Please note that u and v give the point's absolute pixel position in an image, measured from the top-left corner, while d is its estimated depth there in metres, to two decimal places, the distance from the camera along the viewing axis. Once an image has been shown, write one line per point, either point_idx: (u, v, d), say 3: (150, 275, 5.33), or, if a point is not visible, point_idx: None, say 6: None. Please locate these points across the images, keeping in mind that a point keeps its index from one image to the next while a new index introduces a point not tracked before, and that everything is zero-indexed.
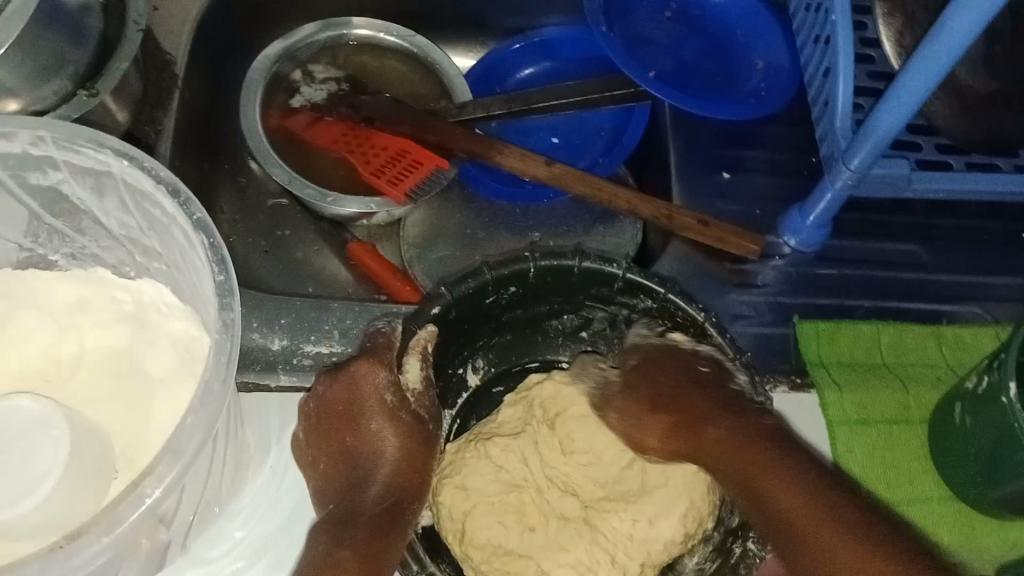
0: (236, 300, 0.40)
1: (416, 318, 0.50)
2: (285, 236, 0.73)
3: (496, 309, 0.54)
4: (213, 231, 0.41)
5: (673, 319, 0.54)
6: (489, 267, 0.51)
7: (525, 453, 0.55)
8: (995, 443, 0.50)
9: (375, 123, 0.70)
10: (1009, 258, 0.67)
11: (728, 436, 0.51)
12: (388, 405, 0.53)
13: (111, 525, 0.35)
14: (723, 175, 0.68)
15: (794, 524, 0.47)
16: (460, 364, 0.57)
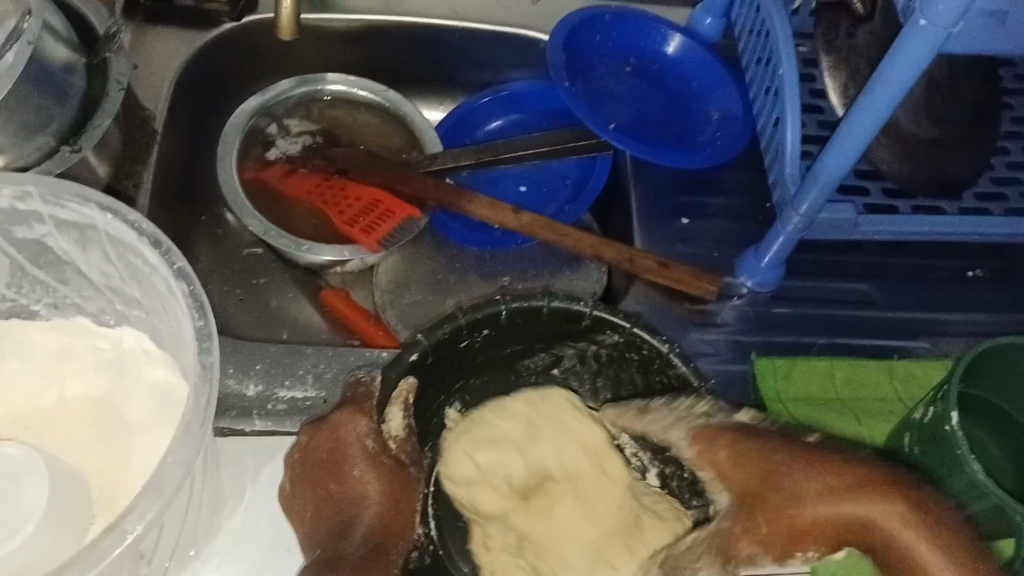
0: (215, 344, 0.41)
1: (391, 365, 0.51)
2: (261, 283, 0.74)
3: (469, 354, 0.56)
4: (192, 278, 0.43)
5: (640, 353, 0.55)
6: (462, 312, 0.53)
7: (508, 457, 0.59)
8: (941, 471, 0.52)
9: (348, 174, 0.73)
10: (956, 294, 0.70)
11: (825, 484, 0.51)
12: (370, 451, 0.51)
13: (94, 561, 0.36)
14: (683, 219, 0.71)
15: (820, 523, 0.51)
16: (438, 409, 0.57)
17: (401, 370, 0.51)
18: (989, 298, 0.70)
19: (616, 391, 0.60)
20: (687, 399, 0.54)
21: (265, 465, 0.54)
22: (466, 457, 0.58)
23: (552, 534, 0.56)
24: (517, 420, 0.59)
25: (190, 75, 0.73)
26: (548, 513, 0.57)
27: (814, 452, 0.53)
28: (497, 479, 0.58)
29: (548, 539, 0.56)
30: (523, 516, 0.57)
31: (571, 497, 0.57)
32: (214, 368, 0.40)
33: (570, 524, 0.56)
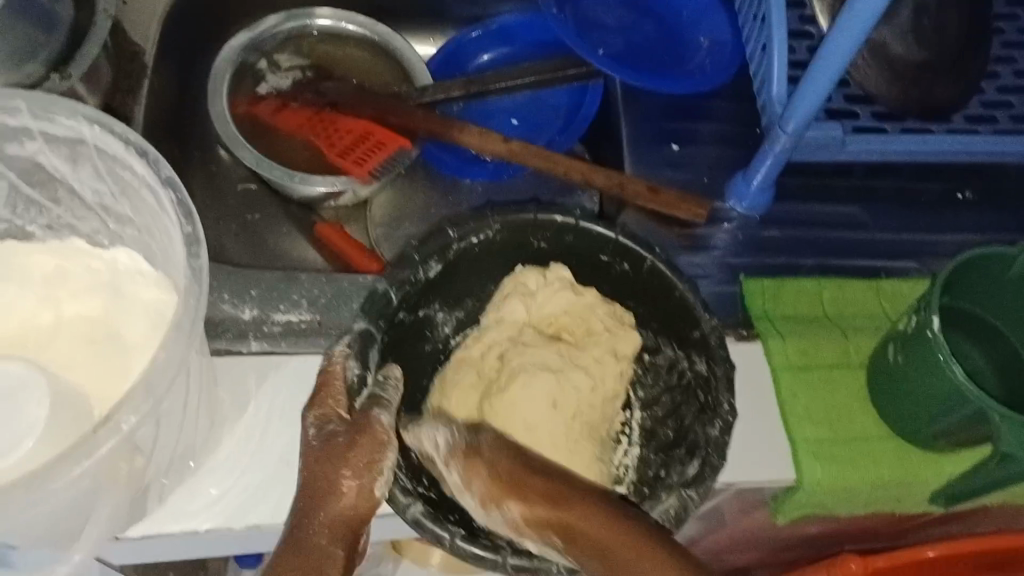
0: (203, 248, 0.42)
1: (503, 214, 0.56)
2: (255, 219, 0.75)
3: (590, 250, 0.58)
4: (180, 186, 0.43)
5: (711, 394, 0.53)
6: (593, 231, 0.57)
7: (567, 305, 0.59)
8: (926, 378, 0.53)
9: (339, 107, 0.73)
10: (945, 215, 0.70)
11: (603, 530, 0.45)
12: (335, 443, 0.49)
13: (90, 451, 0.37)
14: (673, 145, 0.71)
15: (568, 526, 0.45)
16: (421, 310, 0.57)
17: (483, 225, 0.56)
18: (977, 218, 0.70)
19: (665, 417, 0.58)
20: (711, 420, 0.53)
21: (252, 395, 0.56)
22: (521, 301, 0.59)
23: (523, 380, 0.56)
24: (565, 296, 0.58)
25: (177, 8, 0.73)
26: (532, 357, 0.57)
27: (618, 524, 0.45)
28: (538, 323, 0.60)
29: (525, 386, 0.55)
30: (529, 351, 0.57)
31: (573, 356, 0.58)
32: (202, 270, 0.41)
33: (540, 400, 0.55)
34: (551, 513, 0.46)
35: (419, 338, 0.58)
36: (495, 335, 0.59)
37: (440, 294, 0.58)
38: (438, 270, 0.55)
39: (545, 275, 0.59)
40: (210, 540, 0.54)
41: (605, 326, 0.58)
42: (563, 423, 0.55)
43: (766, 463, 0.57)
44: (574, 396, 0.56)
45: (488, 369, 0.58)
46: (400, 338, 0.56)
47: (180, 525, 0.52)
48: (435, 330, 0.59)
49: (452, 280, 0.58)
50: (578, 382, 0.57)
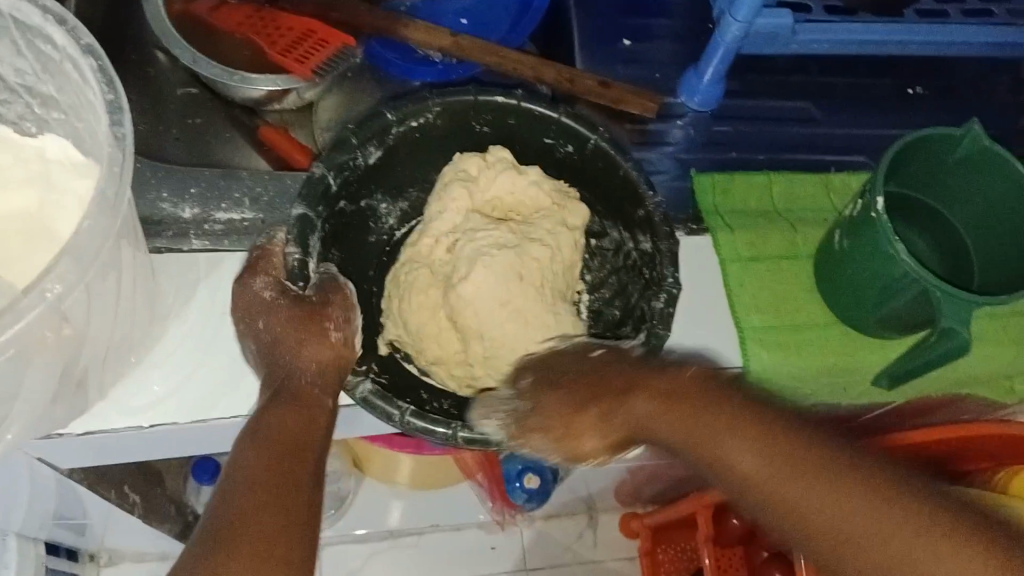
0: (127, 116, 0.40)
1: (444, 96, 0.55)
2: (197, 124, 0.72)
3: (531, 130, 0.58)
4: (102, 54, 0.41)
5: (658, 269, 0.53)
6: (536, 112, 0.56)
7: (512, 184, 0.59)
8: (870, 261, 0.53)
9: (279, 4, 0.70)
10: (896, 111, 0.70)
11: (654, 405, 0.47)
12: (276, 304, 0.51)
13: (14, 319, 0.36)
14: (625, 41, 0.70)
15: (656, 427, 0.47)
16: (365, 201, 0.57)
17: (424, 109, 0.55)
18: (927, 113, 0.70)
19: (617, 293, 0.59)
20: (659, 291, 0.52)
21: (197, 289, 0.55)
22: (463, 187, 0.59)
23: (473, 254, 0.57)
24: (511, 179, 0.59)
25: None
26: (482, 239, 0.58)
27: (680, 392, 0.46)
28: (485, 209, 0.60)
29: (477, 270, 0.56)
30: (483, 231, 0.58)
31: (525, 233, 0.58)
32: (126, 137, 0.39)
33: (503, 277, 0.56)
34: (618, 427, 0.48)
35: (363, 228, 0.58)
36: (439, 227, 0.59)
37: (381, 184, 0.58)
38: (378, 155, 0.55)
39: (485, 159, 0.59)
40: (159, 438, 0.54)
41: (552, 202, 0.59)
42: (523, 295, 0.56)
43: (721, 349, 0.58)
44: (535, 269, 0.57)
45: (440, 262, 0.58)
46: (342, 228, 0.55)
47: (128, 422, 0.51)
48: (379, 220, 0.60)
49: (392, 164, 0.58)
50: (538, 256, 0.57)
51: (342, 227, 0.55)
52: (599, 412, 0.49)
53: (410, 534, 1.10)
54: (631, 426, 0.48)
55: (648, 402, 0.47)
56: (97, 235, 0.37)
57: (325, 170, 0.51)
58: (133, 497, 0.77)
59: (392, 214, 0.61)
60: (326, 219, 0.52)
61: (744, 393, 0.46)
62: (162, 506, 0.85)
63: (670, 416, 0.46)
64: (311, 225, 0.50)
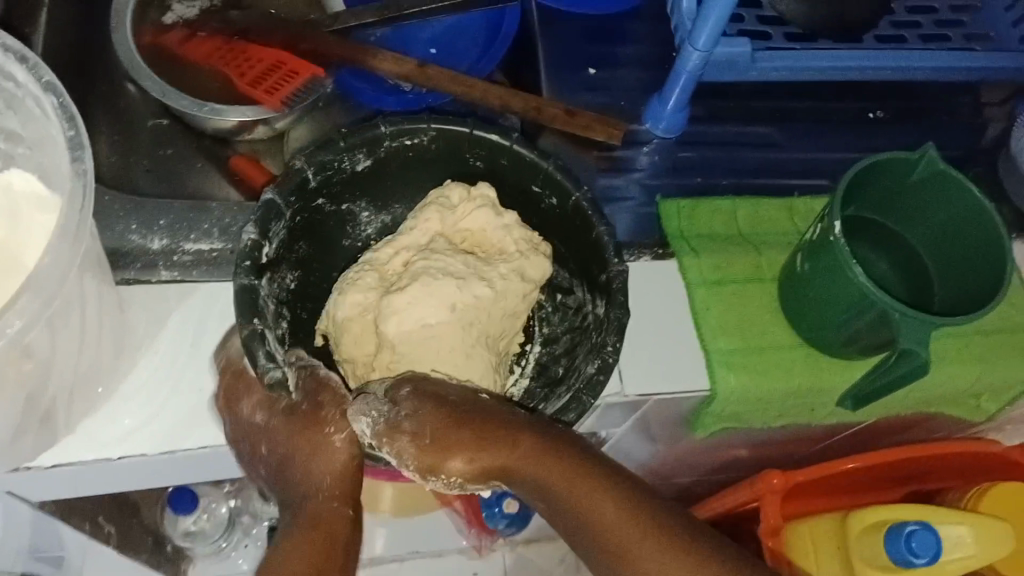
0: (88, 152, 0.40)
1: (439, 122, 0.56)
2: (168, 155, 0.73)
3: (522, 176, 0.58)
4: (62, 90, 0.41)
5: (601, 335, 0.53)
6: (527, 158, 0.56)
7: (481, 223, 0.59)
8: (831, 284, 0.54)
9: (249, 36, 0.71)
10: (856, 134, 0.71)
11: (532, 450, 0.48)
12: (267, 409, 0.52)
13: None
14: (590, 69, 0.71)
15: (531, 473, 0.48)
16: (346, 204, 0.59)
17: (417, 130, 0.56)
18: (887, 137, 0.72)
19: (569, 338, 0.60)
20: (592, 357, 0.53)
21: (168, 320, 0.55)
22: (437, 212, 0.60)
23: (418, 294, 0.55)
24: (478, 218, 0.59)
25: None
26: (426, 272, 0.57)
27: (552, 443, 0.48)
28: (450, 236, 0.60)
29: (418, 306, 0.55)
30: (426, 263, 0.57)
31: (480, 269, 0.58)
32: (87, 171, 0.39)
33: (437, 308, 0.55)
34: (486, 458, 0.48)
35: (339, 231, 0.61)
36: (407, 241, 0.60)
37: (367, 192, 0.60)
38: (366, 163, 0.57)
39: (469, 192, 0.60)
40: (130, 469, 0.54)
41: (518, 248, 0.59)
42: (466, 337, 0.56)
43: (676, 373, 0.58)
44: (472, 306, 0.56)
45: (390, 274, 0.59)
46: (315, 224, 0.57)
47: (96, 455, 0.51)
48: (356, 227, 0.62)
49: (381, 177, 0.60)
50: (480, 298, 0.57)
51: (314, 221, 0.57)
52: (475, 441, 0.48)
53: (391, 560, 1.11)
54: (499, 466, 0.49)
55: (524, 447, 0.48)
56: (57, 268, 0.37)
57: (304, 165, 0.53)
58: (108, 528, 0.76)
59: (370, 228, 0.63)
60: (294, 209, 0.54)
61: (599, 457, 0.49)
62: (138, 538, 0.85)
63: (541, 465, 0.47)
64: (274, 212, 0.52)
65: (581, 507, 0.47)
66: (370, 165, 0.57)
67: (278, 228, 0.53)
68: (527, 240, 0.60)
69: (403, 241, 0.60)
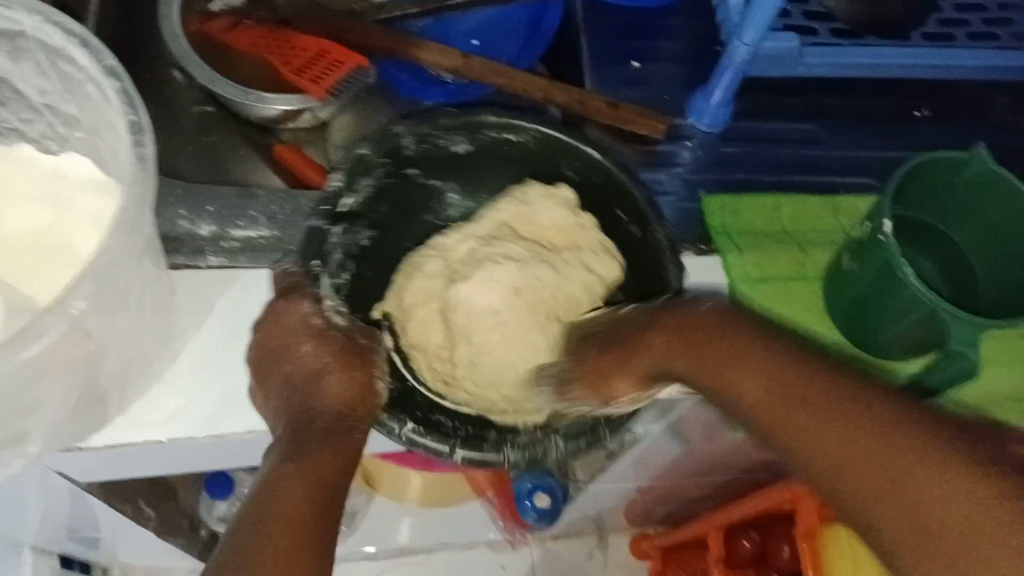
0: (149, 138, 0.41)
1: (543, 125, 0.57)
2: (213, 142, 0.73)
3: (603, 188, 0.59)
4: (125, 76, 0.42)
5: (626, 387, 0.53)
6: (620, 181, 0.57)
7: (557, 225, 0.60)
8: (878, 283, 0.54)
9: (293, 25, 0.71)
10: (902, 132, 0.70)
11: (670, 343, 0.51)
12: (316, 328, 0.52)
13: (39, 334, 0.37)
14: (633, 63, 0.70)
15: (683, 370, 0.51)
16: (435, 180, 0.60)
17: (520, 127, 0.57)
18: (933, 135, 0.71)
19: None
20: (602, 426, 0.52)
21: (213, 308, 0.56)
22: (516, 206, 0.60)
23: (481, 279, 0.59)
24: (554, 218, 0.60)
25: None
26: (485, 261, 0.60)
27: (698, 328, 0.51)
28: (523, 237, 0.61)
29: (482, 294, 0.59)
30: (487, 249, 0.60)
31: (541, 255, 0.61)
32: (150, 159, 0.40)
33: (500, 292, 0.59)
34: (638, 373, 0.53)
35: (423, 204, 0.61)
36: (478, 229, 0.62)
37: (458, 174, 0.61)
38: (464, 148, 0.58)
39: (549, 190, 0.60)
40: (175, 452, 0.54)
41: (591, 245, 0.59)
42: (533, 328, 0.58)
43: None
44: (536, 292, 0.59)
45: (454, 261, 0.60)
46: (398, 188, 0.58)
47: (143, 435, 0.52)
48: (441, 207, 0.62)
49: (474, 168, 0.61)
50: (541, 287, 0.59)
51: (401, 191, 0.58)
52: (628, 358, 0.53)
53: (419, 552, 1.11)
54: (655, 370, 0.52)
55: (668, 343, 0.51)
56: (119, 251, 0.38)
57: (405, 132, 0.55)
58: (146, 510, 0.77)
59: (455, 212, 0.63)
60: (383, 169, 0.56)
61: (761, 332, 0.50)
62: (173, 521, 0.85)
63: (687, 355, 0.50)
64: (363, 168, 0.54)
65: (730, 382, 0.48)
66: (468, 150, 0.59)
67: (363, 184, 0.55)
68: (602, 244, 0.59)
69: (470, 229, 0.61)
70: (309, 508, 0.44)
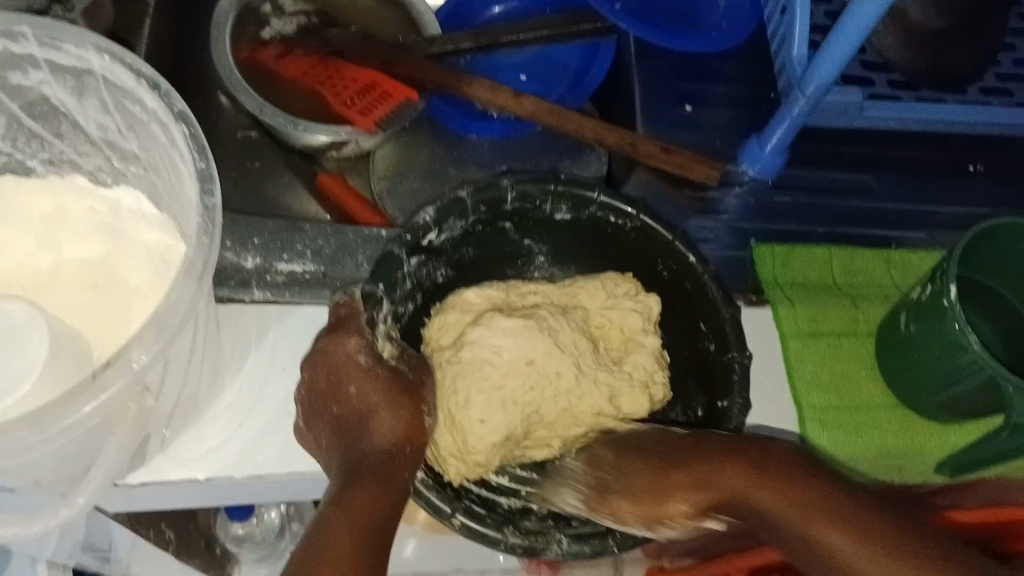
0: (217, 185, 0.43)
1: (648, 217, 0.56)
2: (257, 168, 0.73)
3: (682, 288, 0.57)
4: (194, 121, 0.43)
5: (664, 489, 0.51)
6: (711, 297, 0.54)
7: (618, 312, 0.58)
8: (939, 349, 0.53)
9: (345, 56, 0.71)
10: (956, 188, 0.69)
11: (742, 480, 0.45)
12: (364, 366, 0.50)
13: (99, 391, 0.38)
14: (685, 106, 0.70)
15: (757, 504, 0.44)
16: (527, 238, 0.60)
17: (623, 213, 0.56)
18: (988, 194, 0.69)
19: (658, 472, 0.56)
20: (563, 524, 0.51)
21: (252, 348, 0.54)
22: (598, 286, 0.59)
23: (545, 345, 0.55)
24: (625, 314, 0.57)
25: None
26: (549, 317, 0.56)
27: (758, 456, 0.46)
28: (587, 322, 0.58)
29: (545, 381, 0.54)
30: (556, 320, 0.56)
31: (599, 359, 0.57)
32: (215, 209, 0.42)
33: (532, 341, 0.55)
34: (708, 495, 0.46)
35: (507, 258, 0.61)
36: (547, 289, 0.59)
37: (550, 241, 0.60)
38: (564, 216, 0.58)
39: (634, 290, 0.58)
40: (215, 493, 0.53)
41: (645, 365, 0.56)
42: (578, 397, 0.55)
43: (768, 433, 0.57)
44: (549, 381, 0.54)
45: (515, 296, 0.58)
46: (489, 237, 0.58)
47: (183, 475, 0.51)
48: (526, 263, 0.62)
49: (569, 239, 0.60)
50: (602, 383, 0.55)
51: (490, 237, 0.58)
52: (686, 485, 0.47)
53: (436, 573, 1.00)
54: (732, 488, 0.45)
55: (741, 476, 0.45)
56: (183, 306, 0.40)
57: (507, 186, 0.54)
58: (167, 535, 0.76)
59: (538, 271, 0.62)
60: (478, 216, 0.56)
61: (846, 483, 0.44)
62: (193, 542, 0.84)
63: (749, 489, 0.45)
64: (457, 210, 0.54)
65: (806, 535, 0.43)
66: (567, 219, 0.58)
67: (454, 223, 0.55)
68: (654, 368, 0.56)
69: (546, 287, 0.59)
70: (356, 540, 0.43)
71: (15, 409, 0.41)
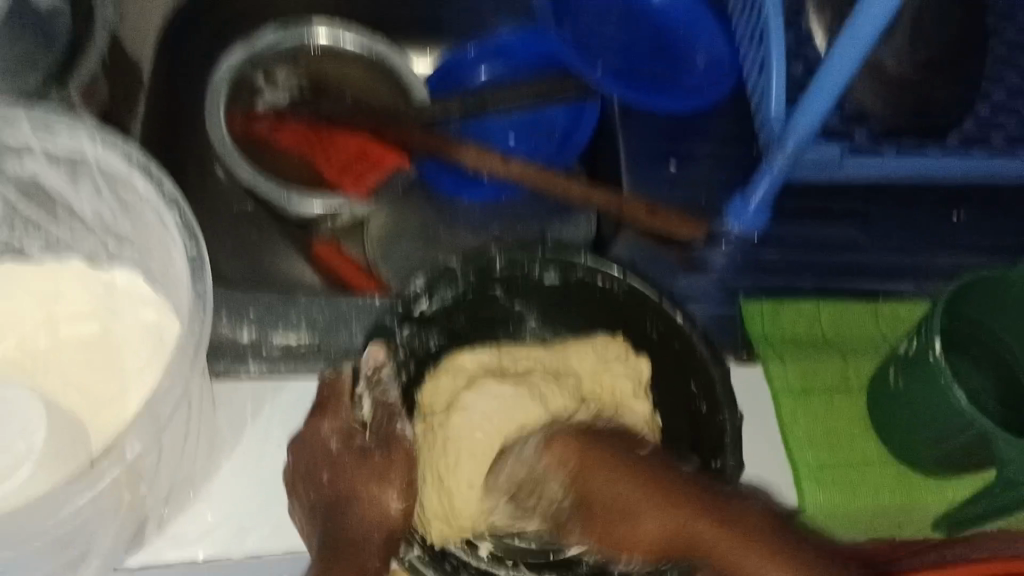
0: (207, 272, 0.44)
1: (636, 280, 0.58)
2: (252, 237, 0.74)
3: (673, 349, 0.58)
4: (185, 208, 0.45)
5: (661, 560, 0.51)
6: (699, 356, 0.56)
7: (610, 376, 0.57)
8: (926, 403, 0.53)
9: (333, 123, 0.72)
10: (941, 238, 0.70)
11: (682, 515, 0.49)
12: (339, 446, 0.52)
13: (95, 480, 0.39)
14: (671, 163, 0.70)
15: (700, 542, 0.49)
16: (515, 303, 0.59)
17: (610, 276, 0.58)
18: (973, 241, 0.70)
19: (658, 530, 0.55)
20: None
21: (249, 423, 0.55)
22: (590, 349, 0.58)
23: (535, 412, 0.54)
24: (619, 378, 0.57)
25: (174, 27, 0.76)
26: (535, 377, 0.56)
27: (690, 493, 0.50)
28: (581, 384, 0.57)
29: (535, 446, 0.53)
30: (542, 381, 0.56)
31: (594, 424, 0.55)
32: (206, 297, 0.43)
33: (519, 406, 0.54)
34: (649, 534, 0.50)
35: (496, 325, 0.59)
36: (541, 355, 0.58)
37: (539, 306, 0.59)
38: (552, 282, 0.58)
39: (626, 351, 0.58)
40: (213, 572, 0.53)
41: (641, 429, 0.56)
42: None
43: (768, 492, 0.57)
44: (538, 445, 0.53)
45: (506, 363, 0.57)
46: (479, 307, 0.58)
47: (179, 554, 0.51)
48: (517, 328, 0.60)
49: (558, 303, 0.59)
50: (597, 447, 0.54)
51: (478, 304, 0.58)
52: (631, 523, 0.50)
53: None
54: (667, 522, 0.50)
55: (680, 514, 0.49)
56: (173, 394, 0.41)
57: (495, 253, 0.57)
58: None
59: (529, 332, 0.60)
60: (468, 285, 0.57)
61: (771, 512, 0.49)
62: None
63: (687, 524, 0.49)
64: (447, 277, 0.56)
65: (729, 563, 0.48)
66: (556, 285, 0.58)
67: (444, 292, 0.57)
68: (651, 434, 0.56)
69: (536, 353, 0.58)
70: None
71: (15, 503, 0.42)
